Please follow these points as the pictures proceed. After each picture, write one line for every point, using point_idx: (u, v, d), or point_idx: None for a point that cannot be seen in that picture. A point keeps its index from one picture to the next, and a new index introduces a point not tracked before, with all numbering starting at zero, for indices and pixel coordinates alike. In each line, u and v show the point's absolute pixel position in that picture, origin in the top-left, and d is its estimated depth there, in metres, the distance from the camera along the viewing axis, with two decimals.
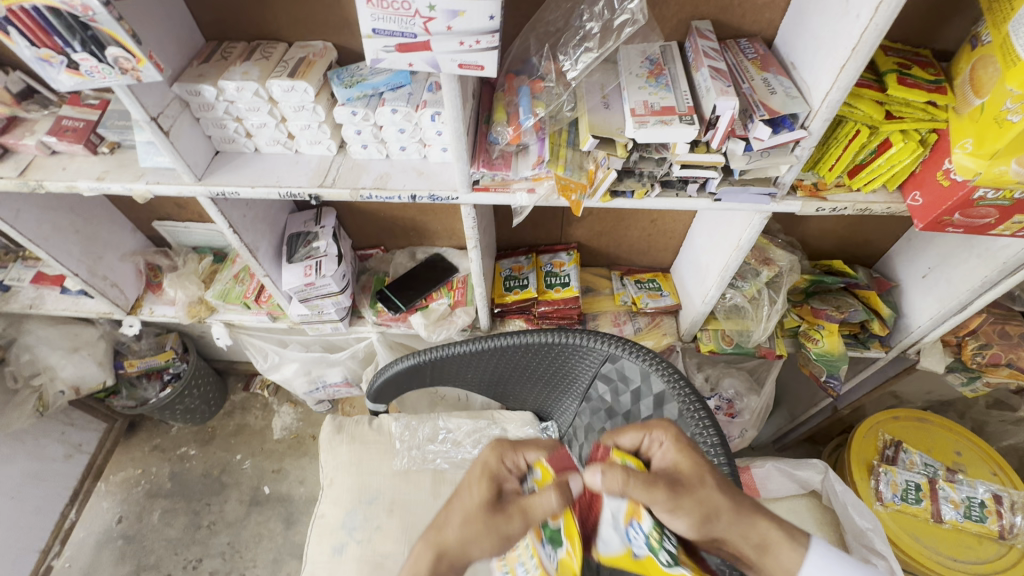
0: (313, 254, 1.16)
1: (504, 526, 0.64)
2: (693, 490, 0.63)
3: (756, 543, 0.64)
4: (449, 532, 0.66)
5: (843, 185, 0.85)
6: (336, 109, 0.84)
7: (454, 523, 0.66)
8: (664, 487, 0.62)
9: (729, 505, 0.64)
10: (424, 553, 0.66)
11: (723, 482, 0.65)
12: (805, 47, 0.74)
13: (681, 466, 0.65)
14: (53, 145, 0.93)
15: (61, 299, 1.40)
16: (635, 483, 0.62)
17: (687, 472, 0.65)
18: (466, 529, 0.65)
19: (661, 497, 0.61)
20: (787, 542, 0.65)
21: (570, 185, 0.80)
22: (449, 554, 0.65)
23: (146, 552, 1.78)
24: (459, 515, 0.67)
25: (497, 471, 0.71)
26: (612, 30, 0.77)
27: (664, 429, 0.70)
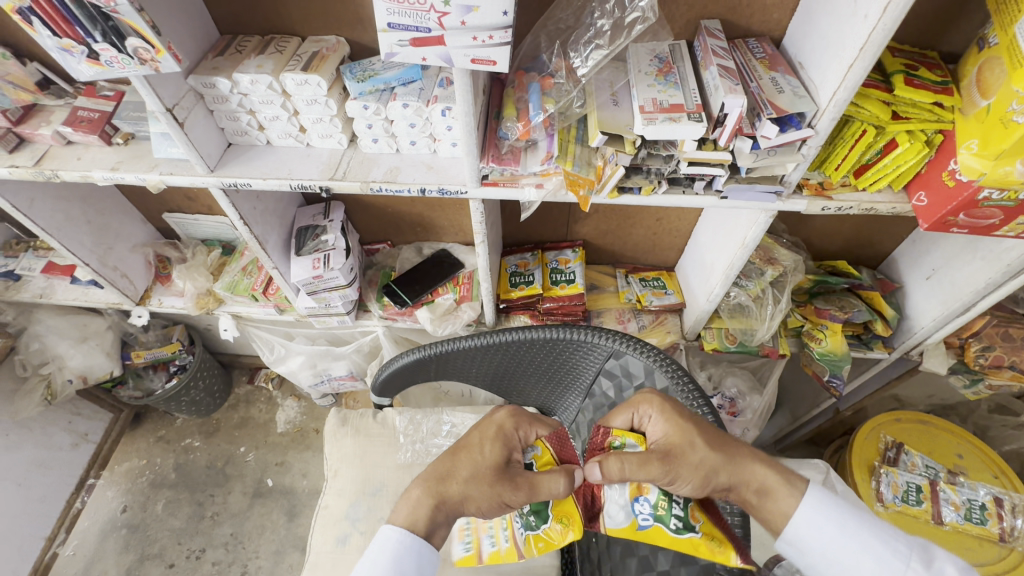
0: (321, 247, 1.17)
1: (510, 495, 0.66)
2: (688, 457, 0.64)
3: (756, 489, 0.67)
4: (453, 484, 0.68)
5: (849, 184, 0.86)
6: (348, 103, 0.85)
7: (462, 477, 0.68)
8: (658, 462, 0.63)
9: (723, 460, 0.65)
10: (423, 500, 0.67)
11: (712, 441, 0.66)
12: (813, 47, 0.75)
13: (670, 437, 0.66)
14: (69, 135, 0.94)
15: (71, 289, 1.42)
16: (630, 468, 0.63)
17: (677, 442, 0.65)
18: (475, 489, 0.67)
19: (658, 473, 0.63)
20: (784, 488, 0.67)
21: (578, 180, 0.81)
22: (448, 504, 0.67)
23: (150, 541, 1.80)
24: (468, 468, 0.68)
25: (510, 436, 0.72)
26: (622, 28, 0.78)
27: (649, 402, 0.70)
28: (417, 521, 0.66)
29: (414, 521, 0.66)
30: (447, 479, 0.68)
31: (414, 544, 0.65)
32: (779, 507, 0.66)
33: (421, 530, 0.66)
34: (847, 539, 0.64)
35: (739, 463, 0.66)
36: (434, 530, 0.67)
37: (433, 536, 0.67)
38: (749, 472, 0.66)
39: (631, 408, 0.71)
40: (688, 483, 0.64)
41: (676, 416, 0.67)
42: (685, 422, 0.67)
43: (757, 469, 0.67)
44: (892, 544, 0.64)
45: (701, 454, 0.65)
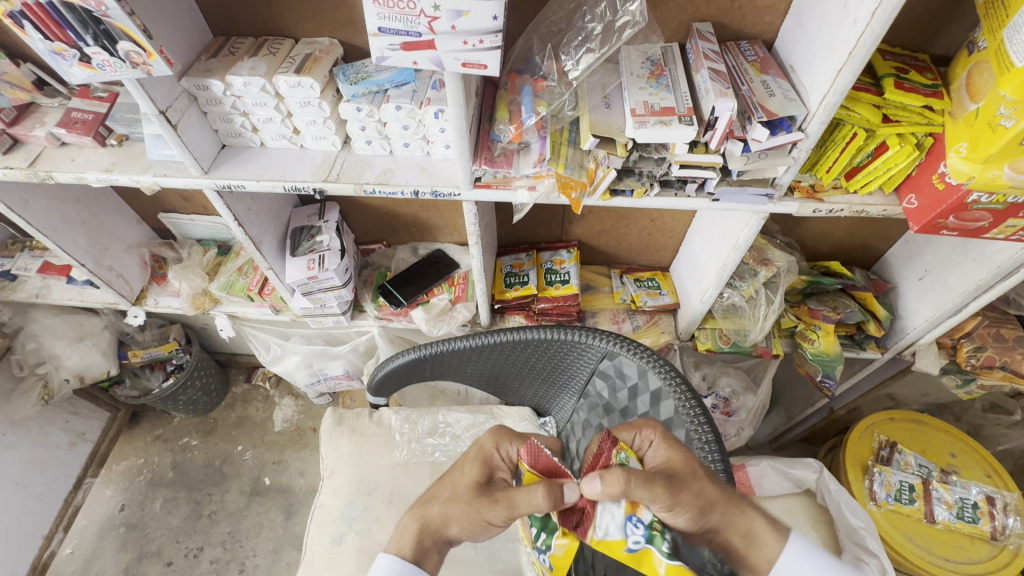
0: (316, 248, 1.18)
1: (489, 513, 0.67)
2: (689, 484, 0.64)
3: (745, 533, 0.67)
4: (434, 506, 0.72)
5: (840, 187, 0.86)
6: (341, 105, 0.85)
7: (441, 499, 0.72)
8: (663, 484, 0.62)
9: (721, 496, 0.66)
10: (410, 525, 0.72)
11: (710, 474, 0.67)
12: (804, 50, 0.76)
13: (672, 462, 0.66)
14: (63, 136, 0.94)
15: (67, 289, 1.42)
16: (635, 481, 0.61)
17: (680, 468, 0.65)
18: (455, 508, 0.70)
19: (661, 496, 0.62)
20: (770, 533, 0.68)
21: (570, 183, 0.82)
22: (431, 528, 0.71)
23: (148, 540, 1.81)
24: (446, 492, 0.72)
25: (489, 455, 0.74)
26: (613, 31, 0.79)
27: (653, 429, 0.71)
28: (404, 547, 0.70)
29: (399, 546, 0.70)
30: (429, 504, 0.72)
31: (404, 571, 0.67)
32: (763, 556, 0.67)
33: (408, 554, 0.69)
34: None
35: (731, 505, 0.67)
36: (424, 555, 0.70)
37: (424, 562, 0.69)
38: (741, 513, 0.67)
39: (632, 429, 0.71)
40: (683, 512, 0.63)
41: (677, 443, 0.68)
42: (685, 453, 0.68)
43: (747, 512, 0.68)
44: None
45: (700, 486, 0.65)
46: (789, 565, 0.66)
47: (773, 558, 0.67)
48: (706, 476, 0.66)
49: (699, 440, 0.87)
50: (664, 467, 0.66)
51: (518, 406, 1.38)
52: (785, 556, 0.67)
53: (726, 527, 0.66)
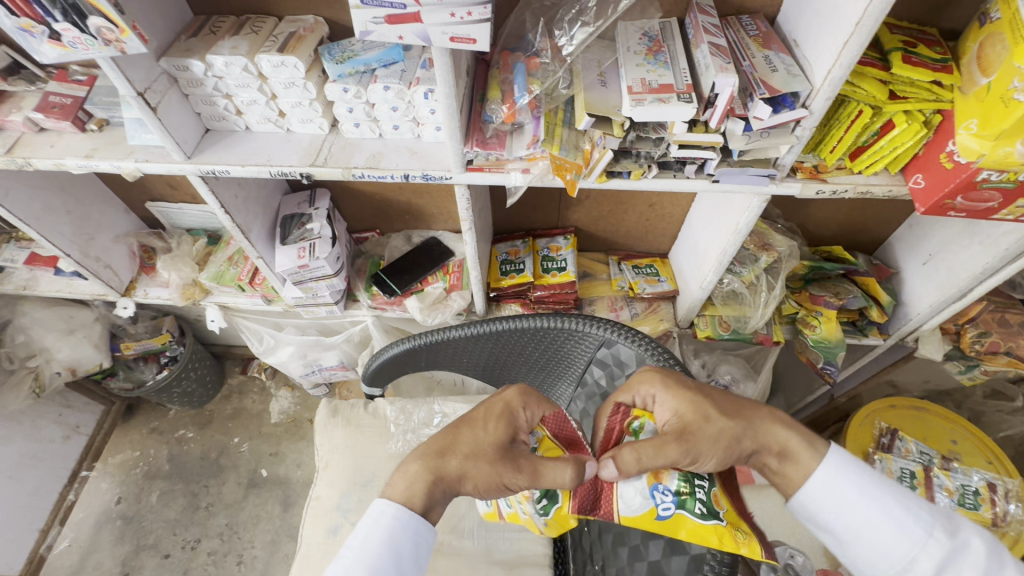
0: (306, 236, 1.15)
1: (513, 475, 0.63)
2: (704, 431, 0.62)
3: (778, 452, 0.64)
4: (452, 459, 0.65)
5: (844, 168, 0.83)
6: (328, 86, 0.82)
7: (461, 453, 0.64)
8: (673, 443, 0.61)
9: (743, 427, 0.63)
10: (421, 475, 0.64)
11: (727, 410, 0.64)
12: (808, 24, 0.72)
13: (681, 413, 0.64)
14: (41, 121, 0.91)
15: (55, 281, 1.39)
16: (647, 456, 0.60)
17: (690, 418, 0.63)
18: (477, 466, 0.64)
19: (676, 455, 0.60)
20: (807, 451, 0.64)
21: (565, 165, 0.79)
22: (446, 480, 0.64)
23: (144, 532, 1.80)
24: (467, 446, 0.65)
25: (515, 412, 0.68)
26: (608, 4, 0.75)
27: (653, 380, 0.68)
28: (413, 496, 0.64)
29: (410, 496, 0.64)
30: (446, 454, 0.65)
31: (409, 523, 0.63)
32: (799, 472, 0.63)
33: (417, 506, 0.63)
34: (868, 504, 0.61)
35: (758, 428, 0.64)
36: (431, 507, 0.64)
37: (429, 514, 0.64)
38: (768, 436, 0.64)
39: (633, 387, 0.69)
40: (709, 458, 0.61)
41: (684, 390, 0.65)
42: (693, 394, 0.65)
43: (778, 431, 0.64)
44: (914, 512, 0.61)
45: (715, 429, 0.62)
46: (826, 480, 0.62)
47: (810, 473, 0.63)
48: (721, 414, 0.63)
49: None
50: (675, 421, 0.63)
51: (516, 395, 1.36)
52: (822, 470, 0.63)
53: (761, 450, 0.64)
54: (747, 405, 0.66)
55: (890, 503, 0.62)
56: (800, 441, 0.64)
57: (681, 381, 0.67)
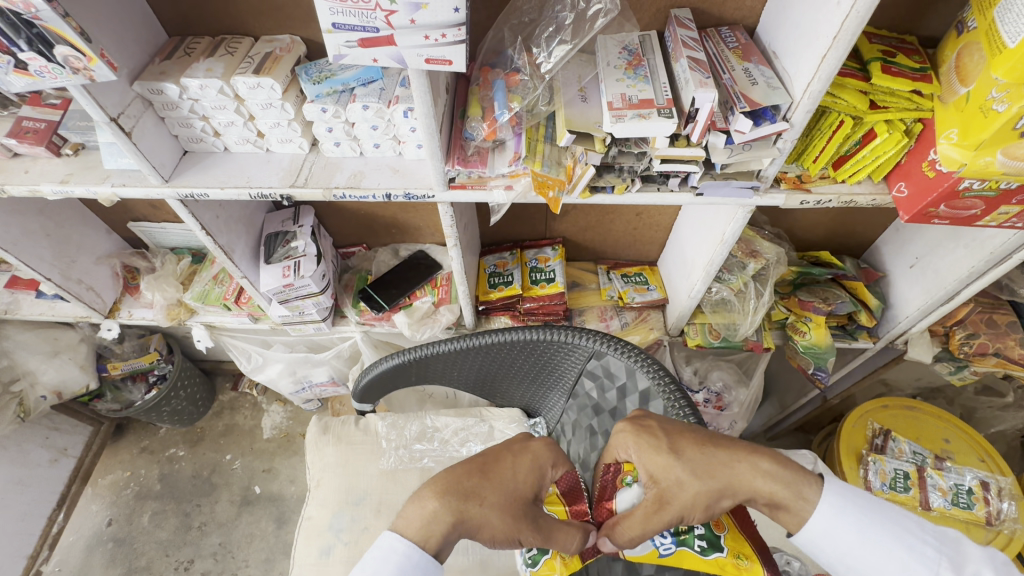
0: (291, 254, 1.13)
1: (528, 534, 0.63)
2: (680, 494, 0.61)
3: (769, 504, 0.63)
4: (478, 504, 0.62)
5: (828, 177, 0.83)
6: (306, 106, 0.81)
7: (489, 502, 0.62)
8: (650, 513, 0.62)
9: (721, 487, 0.61)
10: (439, 514, 0.60)
11: (700, 469, 0.62)
12: (787, 35, 0.72)
13: (655, 476, 0.63)
14: (14, 147, 0.89)
15: (37, 304, 1.37)
16: (634, 532, 0.63)
17: (664, 483, 0.62)
18: (499, 518, 0.62)
19: (661, 524, 0.62)
20: (797, 501, 0.63)
21: (548, 181, 0.78)
22: (464, 525, 0.61)
23: (136, 554, 1.78)
24: (496, 494, 0.63)
25: (543, 469, 0.68)
26: (585, 21, 0.75)
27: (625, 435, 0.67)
28: (430, 536, 0.60)
29: (426, 538, 0.60)
30: (472, 499, 0.62)
31: (420, 563, 0.59)
32: (795, 517, 0.63)
33: (432, 548, 0.60)
34: (866, 539, 0.62)
35: (736, 487, 0.62)
36: (441, 549, 0.61)
37: (439, 555, 0.61)
38: (754, 491, 0.62)
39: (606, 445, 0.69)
40: (693, 515, 0.62)
41: (654, 451, 0.64)
42: (666, 456, 0.63)
43: (760, 485, 0.62)
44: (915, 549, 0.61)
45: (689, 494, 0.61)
46: (821, 525, 0.62)
47: (805, 519, 0.63)
48: (695, 476, 0.61)
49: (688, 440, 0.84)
50: (650, 483, 0.63)
51: (508, 407, 1.36)
52: (818, 516, 0.62)
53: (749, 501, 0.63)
54: (723, 461, 0.62)
55: (889, 541, 0.62)
56: (788, 489, 0.63)
57: (656, 439, 0.65)
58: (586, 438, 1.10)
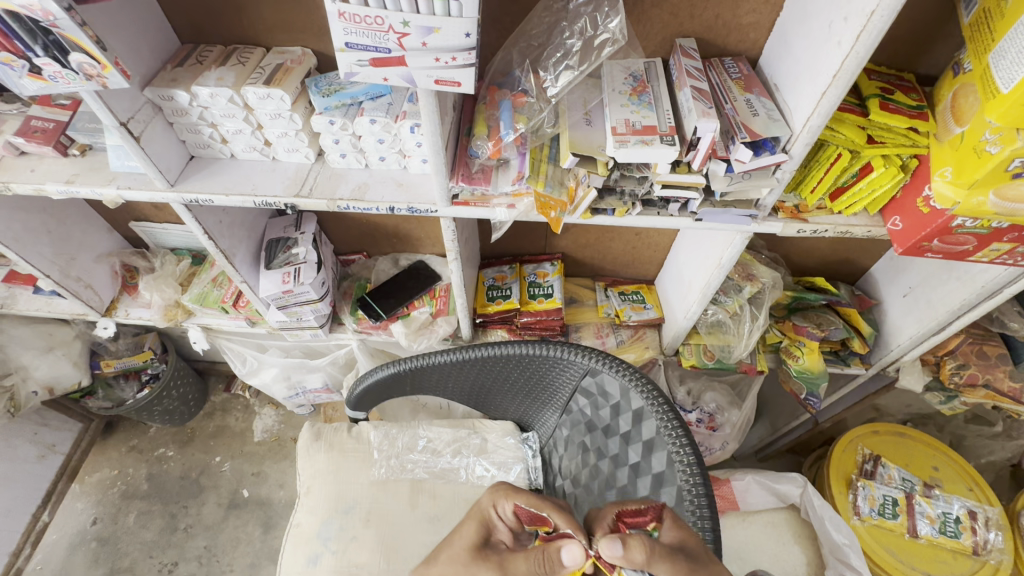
0: (291, 261, 1.14)
1: (483, 573, 0.63)
2: (707, 565, 0.62)
3: None
4: (431, 567, 0.67)
5: (825, 208, 0.85)
6: (314, 118, 0.82)
7: (438, 560, 0.68)
8: (681, 561, 0.60)
9: None
10: None
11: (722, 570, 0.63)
12: (788, 69, 0.74)
13: (686, 541, 0.64)
14: (22, 146, 0.90)
15: (34, 299, 1.37)
16: (655, 554, 0.59)
17: (695, 547, 0.63)
18: (448, 568, 0.66)
19: (680, 572, 0.59)
20: None
21: (550, 203, 0.79)
22: None
23: (120, 554, 1.77)
24: (445, 551, 0.68)
25: (489, 517, 0.72)
26: (592, 47, 0.77)
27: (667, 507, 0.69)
28: None
29: None
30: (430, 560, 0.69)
31: None
32: None
33: None
34: None
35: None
36: None
37: None
38: None
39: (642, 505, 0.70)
40: None
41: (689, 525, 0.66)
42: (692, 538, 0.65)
43: None
44: None
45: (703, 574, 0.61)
46: None
47: None
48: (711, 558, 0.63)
49: (680, 462, 0.84)
50: (681, 542, 0.63)
51: (502, 420, 1.36)
52: None
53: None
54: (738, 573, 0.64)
55: None
56: None
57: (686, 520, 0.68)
58: (578, 454, 1.11)
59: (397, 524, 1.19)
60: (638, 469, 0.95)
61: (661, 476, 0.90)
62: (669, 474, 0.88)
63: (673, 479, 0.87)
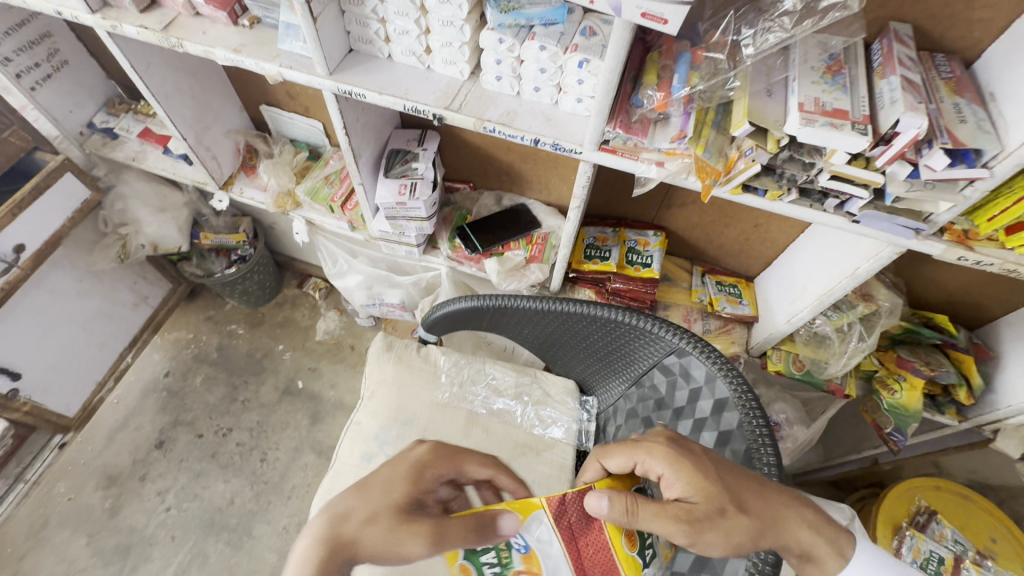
0: (409, 174, 1.16)
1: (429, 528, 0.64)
2: (716, 521, 0.62)
3: (799, 554, 0.66)
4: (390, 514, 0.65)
5: (995, 241, 0.77)
6: (484, 33, 0.81)
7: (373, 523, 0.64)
8: (685, 526, 0.62)
9: (755, 524, 0.63)
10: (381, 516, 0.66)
11: (745, 503, 0.64)
12: (1015, 81, 0.67)
13: (694, 497, 0.64)
14: (200, 7, 0.94)
15: (162, 159, 1.47)
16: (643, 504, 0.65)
17: (703, 505, 0.63)
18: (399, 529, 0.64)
19: (681, 538, 0.62)
20: (794, 519, 0.65)
21: (706, 168, 0.76)
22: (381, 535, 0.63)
23: (185, 408, 1.94)
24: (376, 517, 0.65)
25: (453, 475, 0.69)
26: (814, 11, 0.69)
27: (656, 453, 0.68)
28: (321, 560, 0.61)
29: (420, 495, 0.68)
30: (342, 520, 0.65)
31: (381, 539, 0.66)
32: (789, 533, 0.65)
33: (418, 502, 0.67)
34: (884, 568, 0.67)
35: (779, 530, 0.65)
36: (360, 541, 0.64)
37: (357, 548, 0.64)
38: (794, 541, 0.65)
39: (636, 454, 0.70)
40: (712, 547, 0.63)
41: (695, 473, 0.65)
42: (701, 458, 0.67)
43: (801, 535, 0.65)
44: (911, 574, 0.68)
45: (682, 479, 0.65)
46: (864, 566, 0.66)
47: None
48: (732, 474, 0.65)
49: (760, 461, 0.84)
50: (684, 502, 0.64)
51: (565, 377, 1.38)
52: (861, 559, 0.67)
53: (777, 548, 0.65)
54: (770, 497, 0.66)
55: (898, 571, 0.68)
56: (820, 539, 0.66)
57: (700, 465, 0.66)
58: (638, 428, 1.12)
59: None
60: None
61: None
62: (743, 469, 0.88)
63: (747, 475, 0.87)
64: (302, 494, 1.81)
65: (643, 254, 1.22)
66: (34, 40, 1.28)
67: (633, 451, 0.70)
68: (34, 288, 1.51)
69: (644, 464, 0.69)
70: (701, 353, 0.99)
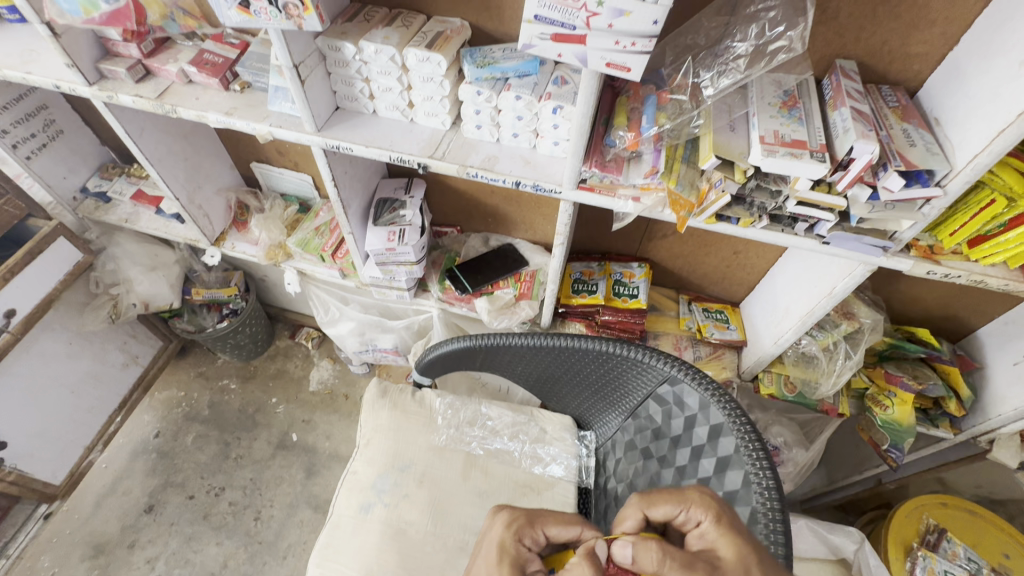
0: (397, 221, 1.19)
1: None
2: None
3: None
4: None
5: (960, 254, 0.81)
6: (463, 86, 0.86)
7: None
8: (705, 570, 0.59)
9: None
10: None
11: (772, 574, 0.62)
12: (955, 106, 0.72)
13: (725, 553, 0.62)
14: (192, 75, 1.00)
15: (155, 219, 1.50)
16: (671, 562, 0.59)
17: (731, 559, 0.61)
18: None
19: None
20: None
21: (680, 201, 0.80)
22: None
23: (175, 470, 1.89)
24: None
25: (512, 550, 0.69)
26: (763, 54, 0.75)
27: (704, 505, 0.67)
28: None
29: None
30: None
31: None
32: None
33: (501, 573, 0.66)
34: None
35: None
36: None
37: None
38: None
39: (680, 504, 0.68)
40: None
41: (736, 530, 0.64)
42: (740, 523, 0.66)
43: None
44: None
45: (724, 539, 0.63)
46: None
47: None
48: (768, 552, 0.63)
49: (758, 484, 0.82)
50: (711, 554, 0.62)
51: (562, 413, 1.38)
52: None
53: None
54: None
55: None
56: None
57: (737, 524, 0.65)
58: (638, 460, 1.12)
59: (447, 490, 1.22)
60: (707, 484, 0.94)
61: (733, 494, 0.88)
62: (743, 493, 0.86)
63: (747, 499, 0.85)
64: (298, 552, 1.75)
65: (628, 285, 1.25)
66: (30, 113, 1.34)
67: (680, 498, 0.68)
68: (23, 352, 1.51)
69: (686, 508, 0.68)
70: (695, 380, 1.00)
